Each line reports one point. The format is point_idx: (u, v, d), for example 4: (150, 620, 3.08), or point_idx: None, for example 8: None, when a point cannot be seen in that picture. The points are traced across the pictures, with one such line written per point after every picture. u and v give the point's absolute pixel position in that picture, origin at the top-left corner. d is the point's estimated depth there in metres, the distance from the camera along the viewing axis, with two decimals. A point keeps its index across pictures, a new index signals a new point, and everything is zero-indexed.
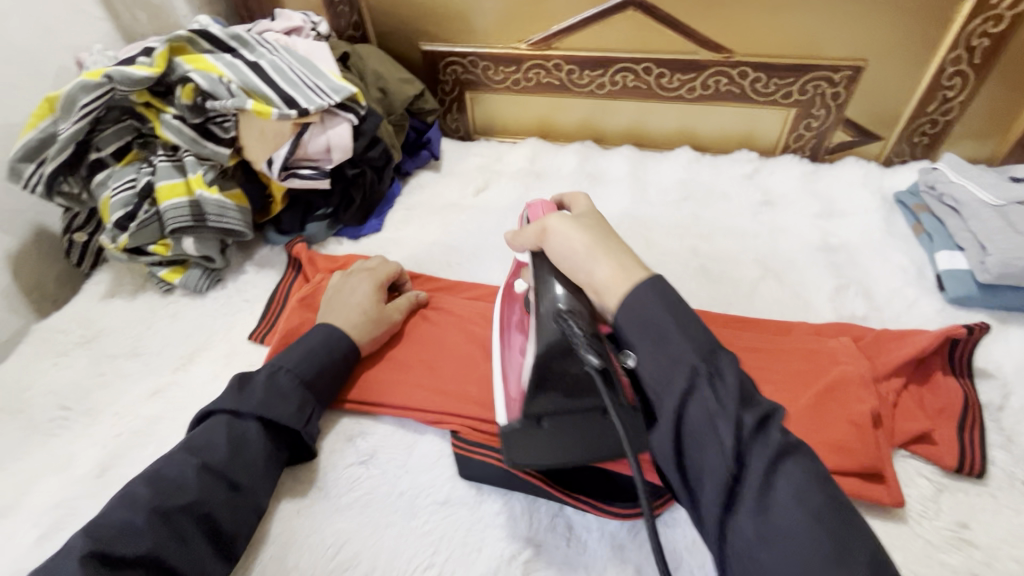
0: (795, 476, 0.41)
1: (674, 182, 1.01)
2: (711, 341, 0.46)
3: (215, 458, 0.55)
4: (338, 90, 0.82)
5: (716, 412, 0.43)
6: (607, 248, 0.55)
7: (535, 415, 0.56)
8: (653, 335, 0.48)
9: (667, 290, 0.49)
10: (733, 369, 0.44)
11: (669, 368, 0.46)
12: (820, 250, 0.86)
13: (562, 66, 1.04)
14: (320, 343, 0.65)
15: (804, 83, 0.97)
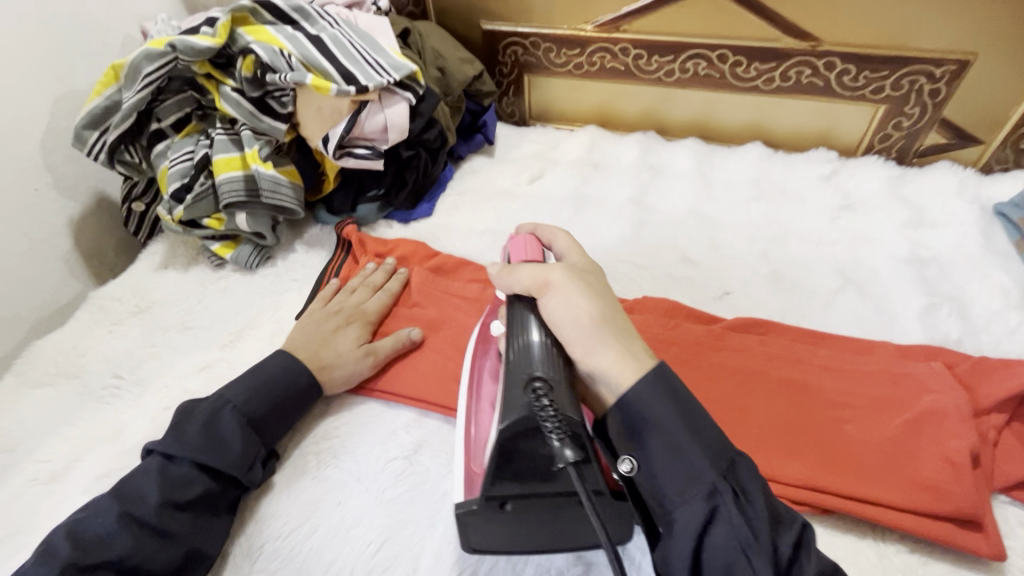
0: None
1: (743, 181, 0.94)
2: (727, 443, 0.46)
3: (152, 500, 0.52)
4: (398, 67, 0.79)
5: (749, 542, 0.42)
6: (611, 329, 0.52)
7: (498, 500, 0.48)
8: (666, 441, 0.46)
9: (674, 384, 0.48)
10: (756, 483, 0.45)
11: (689, 485, 0.45)
12: (908, 263, 0.78)
13: (629, 51, 0.98)
14: (272, 379, 0.62)
15: (899, 77, 0.89)
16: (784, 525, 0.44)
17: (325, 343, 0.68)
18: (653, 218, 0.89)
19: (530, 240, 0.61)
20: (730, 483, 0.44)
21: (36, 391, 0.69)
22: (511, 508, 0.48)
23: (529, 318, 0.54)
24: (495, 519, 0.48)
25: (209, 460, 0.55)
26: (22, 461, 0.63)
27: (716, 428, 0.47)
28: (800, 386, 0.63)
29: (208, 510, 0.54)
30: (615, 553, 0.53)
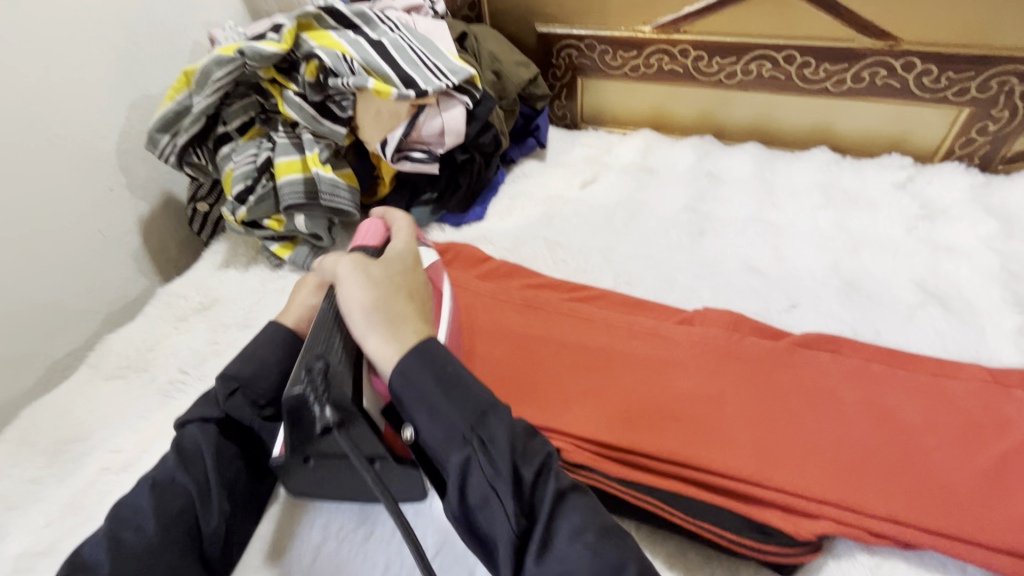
0: (575, 505, 0.45)
1: (808, 187, 0.89)
2: (484, 402, 0.48)
3: (167, 459, 0.54)
4: (456, 71, 0.78)
5: (495, 480, 0.44)
6: (393, 316, 0.52)
7: (302, 454, 0.52)
8: (427, 408, 0.47)
9: (440, 353, 0.50)
10: (500, 437, 0.46)
11: (450, 440, 0.46)
12: (998, 277, 0.72)
13: (689, 52, 0.95)
14: (255, 340, 0.61)
15: (986, 78, 0.83)
16: (524, 460, 0.46)
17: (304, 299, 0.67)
18: (712, 225, 0.86)
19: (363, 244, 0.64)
20: (478, 437, 0.46)
21: (108, 383, 0.73)
22: (315, 463, 0.53)
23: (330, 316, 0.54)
24: (302, 471, 0.54)
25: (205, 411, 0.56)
26: (96, 449, 0.65)
27: (478, 394, 0.48)
28: (881, 408, 0.59)
29: (217, 458, 0.54)
30: None
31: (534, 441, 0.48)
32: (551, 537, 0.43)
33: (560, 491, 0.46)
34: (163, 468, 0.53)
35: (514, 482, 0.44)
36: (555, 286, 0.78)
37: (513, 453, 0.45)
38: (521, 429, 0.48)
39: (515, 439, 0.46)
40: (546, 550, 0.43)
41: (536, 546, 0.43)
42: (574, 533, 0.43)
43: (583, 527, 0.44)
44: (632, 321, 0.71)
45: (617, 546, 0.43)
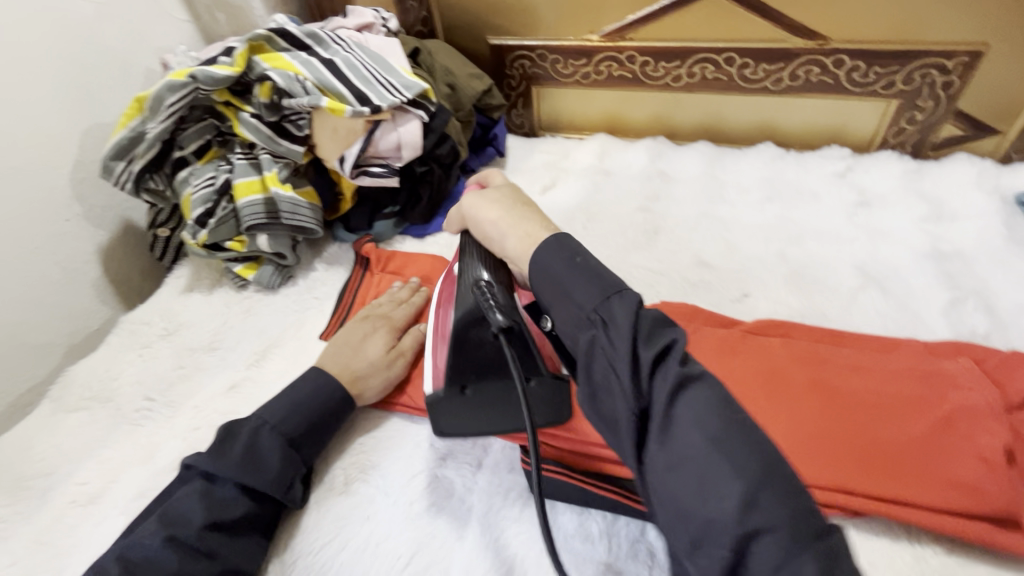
0: (702, 398, 0.41)
1: (755, 181, 0.94)
2: (609, 289, 0.48)
3: (198, 520, 0.53)
4: (410, 86, 0.80)
5: (616, 358, 0.44)
6: (529, 206, 0.61)
7: (457, 383, 0.59)
8: (557, 290, 0.50)
9: (568, 244, 0.52)
10: (621, 317, 0.45)
11: (579, 321, 0.48)
12: (929, 257, 0.78)
13: (636, 58, 0.99)
14: (314, 399, 0.63)
15: (909, 71, 0.88)
16: (648, 348, 0.44)
17: (357, 352, 0.69)
18: (667, 222, 0.90)
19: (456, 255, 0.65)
20: (601, 320, 0.46)
21: (73, 415, 0.72)
22: (471, 390, 0.59)
23: (479, 249, 0.62)
24: (456, 400, 0.59)
25: (257, 481, 0.56)
26: (62, 482, 0.65)
27: (598, 283, 0.48)
28: (827, 385, 0.62)
29: (250, 531, 0.56)
30: (646, 561, 0.53)
31: (664, 327, 0.45)
32: (671, 413, 0.41)
33: (685, 378, 0.42)
34: (181, 525, 0.52)
35: (635, 369, 0.43)
36: None
37: (641, 338, 0.44)
38: (647, 317, 0.46)
39: (641, 325, 0.45)
40: (670, 436, 0.41)
41: (655, 426, 0.42)
42: (694, 420, 0.40)
43: (707, 421, 0.40)
44: None
45: (738, 443, 0.39)
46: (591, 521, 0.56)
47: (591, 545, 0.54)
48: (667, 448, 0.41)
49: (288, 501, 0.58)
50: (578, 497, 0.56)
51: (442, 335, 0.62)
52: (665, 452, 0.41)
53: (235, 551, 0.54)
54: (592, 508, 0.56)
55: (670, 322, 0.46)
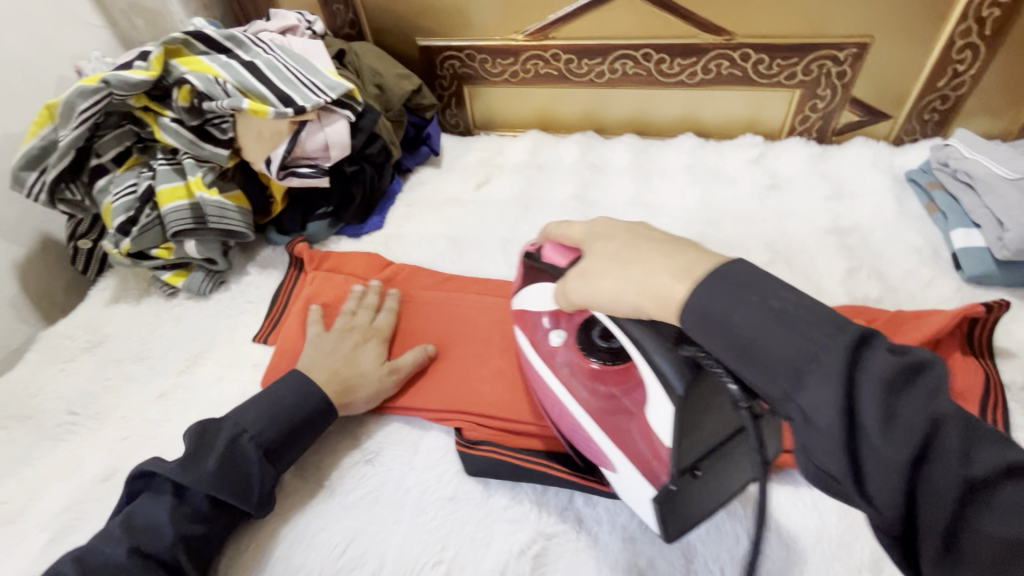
0: (1017, 500, 0.29)
1: (678, 169, 1.00)
2: (809, 345, 0.33)
3: (168, 533, 0.52)
4: (333, 86, 0.81)
5: (837, 462, 0.33)
6: (635, 250, 0.45)
7: (689, 468, 0.46)
8: (734, 347, 0.36)
9: (735, 275, 0.38)
10: (828, 399, 0.32)
11: (780, 399, 0.35)
12: (831, 233, 0.84)
13: (560, 56, 1.03)
14: (295, 410, 0.60)
15: (808, 62, 0.95)
16: (911, 444, 0.30)
17: (349, 360, 0.66)
18: (596, 211, 0.94)
19: (523, 314, 0.62)
20: (798, 409, 0.34)
21: None
22: (702, 471, 0.46)
23: (634, 325, 0.45)
24: (693, 488, 0.47)
25: (229, 495, 0.54)
26: None
27: (795, 340, 0.34)
28: None
29: (217, 539, 0.55)
30: (573, 526, 0.56)
31: (915, 393, 0.32)
32: (978, 520, 0.30)
33: (976, 479, 0.30)
34: (149, 537, 0.52)
35: (856, 463, 0.32)
36: (453, 280, 0.82)
37: (879, 423, 0.31)
38: (885, 388, 0.31)
39: (879, 403, 0.31)
40: (961, 560, 0.30)
41: (934, 544, 0.31)
42: (1022, 522, 0.29)
43: (1022, 535, 0.29)
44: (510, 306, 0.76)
45: (1009, 518, 0.29)
46: (522, 494, 0.59)
47: (520, 515, 0.57)
48: (962, 573, 0.30)
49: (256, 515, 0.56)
50: (507, 470, 0.59)
51: (577, 395, 0.55)
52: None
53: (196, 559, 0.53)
54: (522, 482, 0.59)
55: (919, 376, 0.32)
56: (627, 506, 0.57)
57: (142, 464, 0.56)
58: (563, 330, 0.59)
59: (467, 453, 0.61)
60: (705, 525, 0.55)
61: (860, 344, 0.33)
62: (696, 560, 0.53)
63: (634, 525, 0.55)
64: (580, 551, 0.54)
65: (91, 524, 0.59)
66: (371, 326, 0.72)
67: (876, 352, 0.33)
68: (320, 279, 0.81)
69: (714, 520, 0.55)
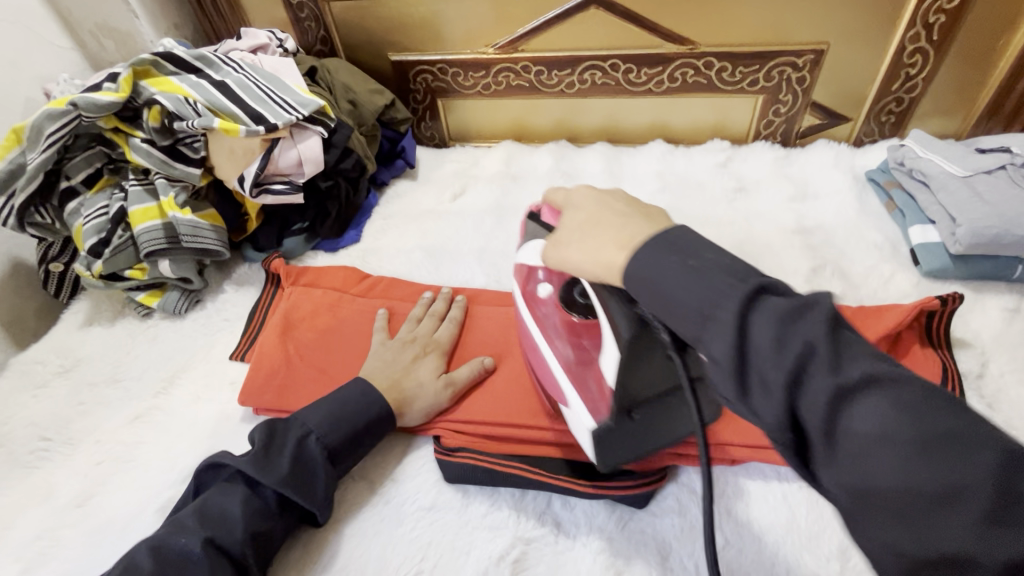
0: (877, 405, 0.31)
1: (649, 175, 1.02)
2: (712, 297, 0.37)
3: (238, 527, 0.53)
4: (305, 103, 0.82)
5: (728, 387, 0.36)
6: (596, 221, 0.49)
7: (625, 407, 0.49)
8: (654, 295, 0.41)
9: (676, 239, 0.42)
10: (723, 340, 0.35)
11: (689, 332, 0.39)
12: (796, 233, 0.87)
13: (530, 68, 1.05)
14: (362, 411, 0.61)
15: (769, 69, 0.98)
16: (788, 365, 0.33)
17: (406, 373, 0.66)
18: None
19: (526, 269, 0.62)
20: (702, 346, 0.38)
21: None
22: (639, 415, 0.49)
23: (623, 300, 0.49)
24: (630, 430, 0.50)
25: (296, 494, 0.55)
26: None
27: (714, 285, 0.37)
28: None
29: (279, 535, 0.55)
30: (552, 530, 0.57)
31: (798, 320, 0.34)
32: (840, 426, 0.32)
33: (845, 387, 0.31)
34: (220, 528, 0.52)
35: (747, 388, 0.35)
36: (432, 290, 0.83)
37: (767, 351, 0.34)
38: (770, 321, 0.34)
39: (765, 337, 0.34)
40: (838, 459, 0.32)
41: (819, 449, 0.33)
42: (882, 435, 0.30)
43: (878, 432, 0.30)
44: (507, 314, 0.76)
45: (942, 464, 0.29)
46: (500, 501, 0.59)
47: (499, 520, 0.58)
48: (841, 472, 0.32)
49: (319, 519, 0.57)
50: (485, 478, 0.60)
51: (551, 342, 0.59)
52: (836, 479, 0.32)
53: (259, 557, 0.54)
54: (501, 488, 0.60)
55: (808, 310, 0.34)
56: (604, 507, 0.58)
57: (213, 457, 0.57)
58: (551, 284, 0.60)
59: (444, 460, 0.61)
60: (679, 522, 0.56)
61: (754, 291, 0.36)
62: (671, 557, 0.54)
63: (611, 526, 0.57)
64: (559, 553, 0.55)
65: (67, 550, 0.59)
66: (419, 337, 0.71)
67: (771, 296, 0.36)
68: (298, 294, 0.82)
69: (690, 516, 0.56)
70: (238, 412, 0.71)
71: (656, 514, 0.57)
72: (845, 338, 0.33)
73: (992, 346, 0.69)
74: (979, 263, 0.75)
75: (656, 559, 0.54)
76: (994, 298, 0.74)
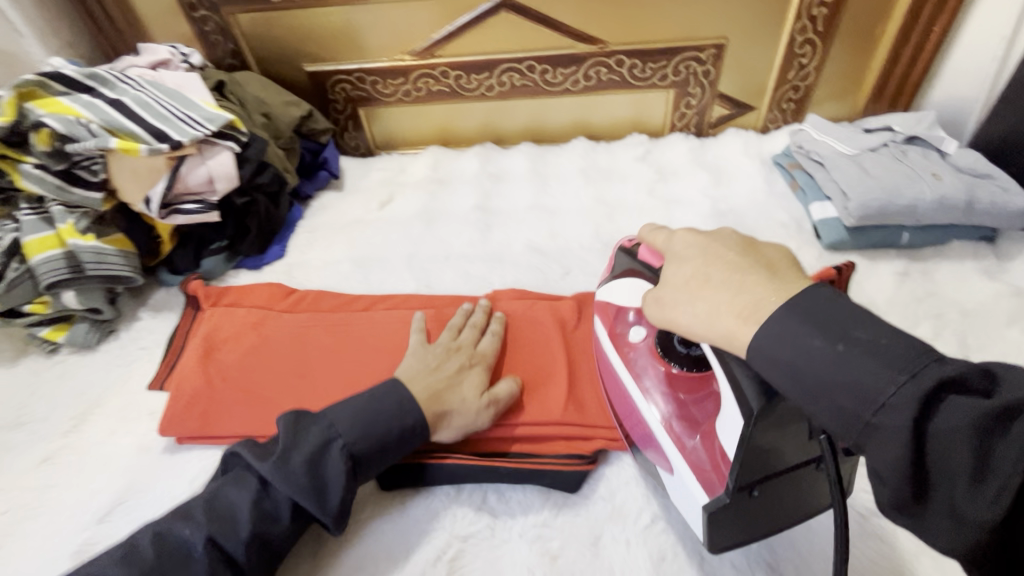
0: None
1: (573, 171, 1.05)
2: (875, 393, 0.36)
3: (243, 530, 0.50)
4: (212, 118, 0.79)
5: (902, 492, 0.36)
6: (706, 279, 0.47)
7: (748, 486, 0.47)
8: (802, 386, 0.40)
9: (831, 309, 0.40)
10: (897, 453, 0.35)
11: (845, 420, 0.37)
12: (710, 218, 0.92)
13: (449, 73, 1.05)
14: (383, 421, 0.56)
15: (676, 64, 1.03)
16: (984, 488, 0.33)
17: (447, 386, 0.60)
18: (498, 218, 0.96)
19: (614, 306, 0.61)
20: (863, 432, 0.37)
21: None
22: (759, 492, 0.48)
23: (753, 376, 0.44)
24: (750, 507, 0.48)
25: (308, 500, 0.51)
26: None
27: (873, 380, 0.36)
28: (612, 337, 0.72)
29: (285, 540, 0.52)
30: (487, 525, 0.57)
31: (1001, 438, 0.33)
32: None
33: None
34: (224, 528, 0.50)
35: (921, 493, 0.36)
36: (360, 300, 0.82)
37: (965, 477, 0.34)
38: (963, 431, 0.33)
39: (952, 453, 0.34)
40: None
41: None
42: None
43: None
44: (434, 313, 0.78)
45: None
46: (435, 502, 0.59)
47: (435, 522, 0.58)
48: None
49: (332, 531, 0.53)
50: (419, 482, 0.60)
51: (643, 385, 0.56)
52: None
53: (260, 563, 0.51)
54: (435, 489, 0.60)
55: (1012, 419, 0.33)
56: (537, 496, 0.59)
57: (235, 447, 0.54)
58: (644, 328, 0.59)
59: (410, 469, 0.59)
60: (609, 503, 0.58)
61: (933, 391, 0.34)
62: (603, 536, 0.55)
63: (545, 512, 0.58)
64: (494, 547, 0.55)
65: None
66: (462, 345, 0.66)
67: (957, 395, 0.34)
68: (219, 315, 0.79)
69: (618, 499, 0.58)
70: (158, 443, 0.68)
71: (587, 497, 0.59)
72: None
73: (886, 308, 0.75)
74: (872, 233, 0.81)
75: (589, 541, 0.55)
76: (887, 265, 0.80)
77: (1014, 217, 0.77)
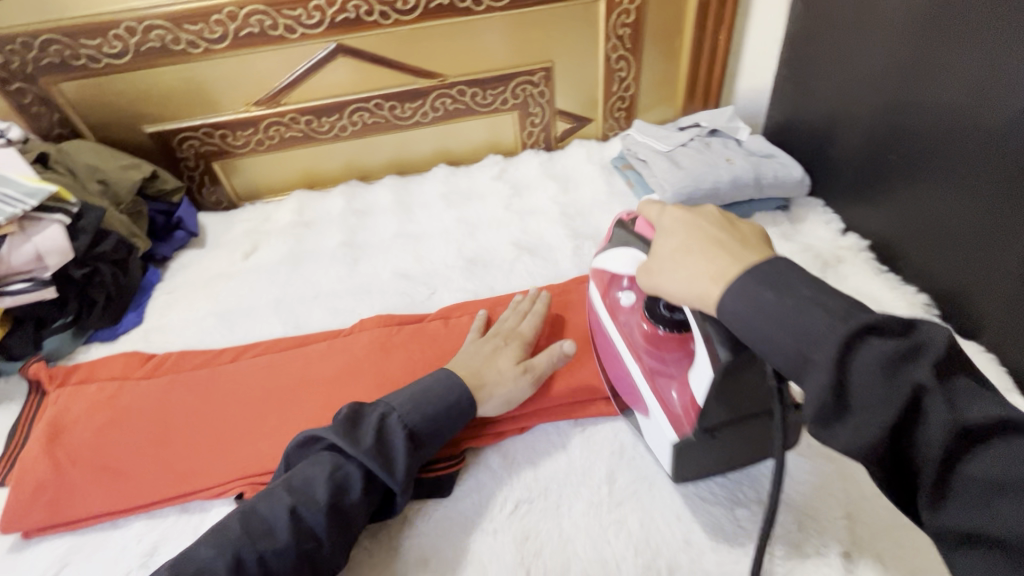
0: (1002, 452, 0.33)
1: (436, 197, 1.10)
2: (818, 332, 0.37)
3: (322, 497, 0.52)
4: (32, 193, 0.76)
5: (829, 417, 0.36)
6: (688, 249, 0.46)
7: (708, 429, 0.51)
8: (751, 322, 0.40)
9: (776, 267, 0.41)
10: (822, 380, 0.36)
11: (802, 348, 0.38)
12: (561, 221, 1.00)
13: (298, 119, 1.07)
14: (440, 404, 0.60)
15: (512, 89, 1.12)
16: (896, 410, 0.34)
17: (487, 363, 0.67)
18: (365, 251, 0.99)
19: (609, 274, 0.64)
20: (811, 363, 0.37)
21: None
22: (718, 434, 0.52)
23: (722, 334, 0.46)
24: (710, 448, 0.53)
25: (379, 469, 0.54)
26: None
27: (815, 321, 0.37)
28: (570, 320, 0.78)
29: (361, 510, 0.54)
30: (364, 547, 0.58)
31: (973, 402, 0.34)
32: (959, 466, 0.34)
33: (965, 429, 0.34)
34: (303, 496, 0.52)
35: (848, 417, 0.36)
36: (225, 352, 0.81)
37: (888, 396, 0.35)
38: (881, 369, 0.35)
39: (874, 384, 0.35)
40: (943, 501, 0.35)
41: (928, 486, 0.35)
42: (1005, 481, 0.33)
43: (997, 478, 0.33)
44: (304, 351, 0.79)
45: None
46: None
47: None
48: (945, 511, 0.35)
49: (399, 500, 0.55)
50: None
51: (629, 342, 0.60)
52: (937, 516, 0.36)
53: (338, 539, 0.52)
54: None
55: (924, 354, 0.35)
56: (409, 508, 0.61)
57: (305, 431, 0.57)
58: (635, 292, 0.62)
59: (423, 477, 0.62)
60: (474, 501, 0.61)
61: (858, 332, 0.36)
62: (470, 532, 0.59)
63: (415, 524, 0.60)
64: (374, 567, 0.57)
65: None
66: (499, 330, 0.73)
67: (879, 337, 0.35)
68: (68, 395, 0.75)
69: (485, 494, 0.62)
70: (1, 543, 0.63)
71: (456, 498, 0.62)
72: (951, 383, 0.35)
73: None
74: None
75: (456, 539, 0.58)
76: None
77: (795, 185, 0.93)
